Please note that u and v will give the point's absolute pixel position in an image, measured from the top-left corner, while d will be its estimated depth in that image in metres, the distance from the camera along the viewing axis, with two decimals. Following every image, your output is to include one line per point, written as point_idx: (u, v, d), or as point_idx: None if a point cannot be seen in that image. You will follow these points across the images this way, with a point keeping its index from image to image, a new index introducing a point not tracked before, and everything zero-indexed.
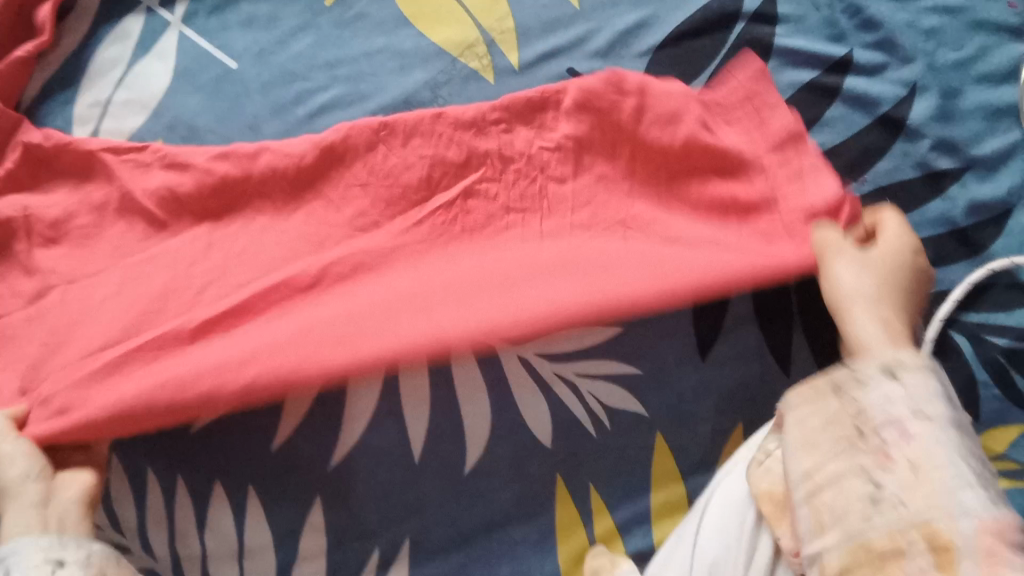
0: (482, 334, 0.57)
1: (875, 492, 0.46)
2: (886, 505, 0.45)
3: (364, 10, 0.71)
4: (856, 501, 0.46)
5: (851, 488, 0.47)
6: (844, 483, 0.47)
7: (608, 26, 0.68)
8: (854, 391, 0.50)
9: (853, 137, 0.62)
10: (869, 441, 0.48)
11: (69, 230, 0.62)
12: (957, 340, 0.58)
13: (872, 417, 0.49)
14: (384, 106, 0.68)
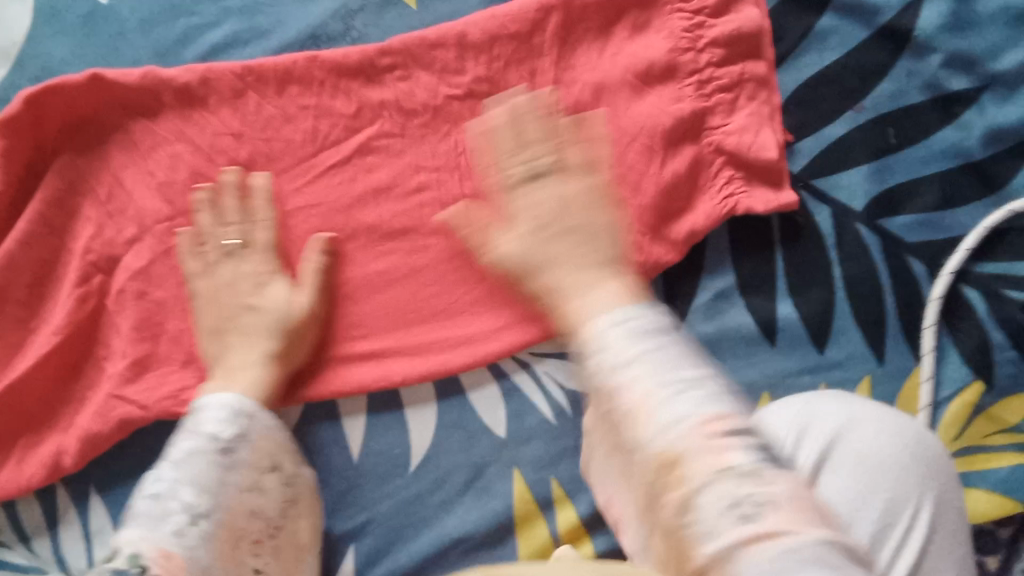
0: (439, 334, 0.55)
1: (752, 496, 0.31)
2: (760, 517, 0.31)
3: None
4: (726, 515, 0.31)
5: (700, 490, 0.32)
6: (688, 472, 0.32)
7: None
8: (641, 412, 0.34)
9: (847, 55, 0.51)
10: (730, 454, 0.32)
11: None
12: (971, 297, 0.49)
13: (685, 441, 0.33)
14: (285, 48, 0.57)
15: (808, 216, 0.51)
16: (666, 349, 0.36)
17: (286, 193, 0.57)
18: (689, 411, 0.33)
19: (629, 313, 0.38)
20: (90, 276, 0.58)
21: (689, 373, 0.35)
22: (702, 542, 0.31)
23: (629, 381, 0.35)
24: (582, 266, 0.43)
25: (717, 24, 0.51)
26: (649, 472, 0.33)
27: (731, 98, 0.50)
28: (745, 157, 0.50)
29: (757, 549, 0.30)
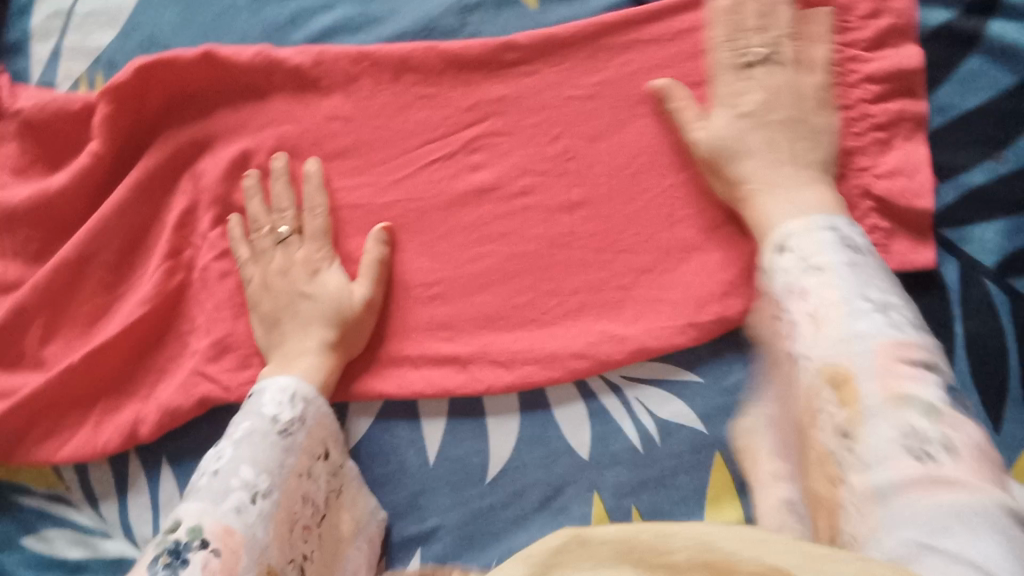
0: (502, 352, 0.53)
1: (924, 429, 0.33)
2: (938, 457, 0.31)
3: None
4: (895, 446, 0.33)
5: (872, 432, 0.34)
6: (860, 426, 0.35)
7: None
8: (817, 326, 0.39)
9: (989, 103, 0.48)
10: (861, 390, 0.35)
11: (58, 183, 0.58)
12: None
13: (865, 358, 0.36)
14: (398, 38, 0.56)
15: (937, 269, 0.48)
16: (860, 268, 0.41)
17: (386, 184, 0.56)
18: (877, 326, 0.37)
19: (798, 246, 0.43)
20: (181, 250, 0.58)
21: (884, 292, 0.39)
22: (866, 476, 0.33)
23: (812, 318, 0.39)
24: (772, 174, 0.48)
25: (873, 60, 0.49)
26: (830, 405, 0.37)
27: (884, 137, 0.49)
28: (896, 204, 0.48)
29: (929, 492, 0.30)
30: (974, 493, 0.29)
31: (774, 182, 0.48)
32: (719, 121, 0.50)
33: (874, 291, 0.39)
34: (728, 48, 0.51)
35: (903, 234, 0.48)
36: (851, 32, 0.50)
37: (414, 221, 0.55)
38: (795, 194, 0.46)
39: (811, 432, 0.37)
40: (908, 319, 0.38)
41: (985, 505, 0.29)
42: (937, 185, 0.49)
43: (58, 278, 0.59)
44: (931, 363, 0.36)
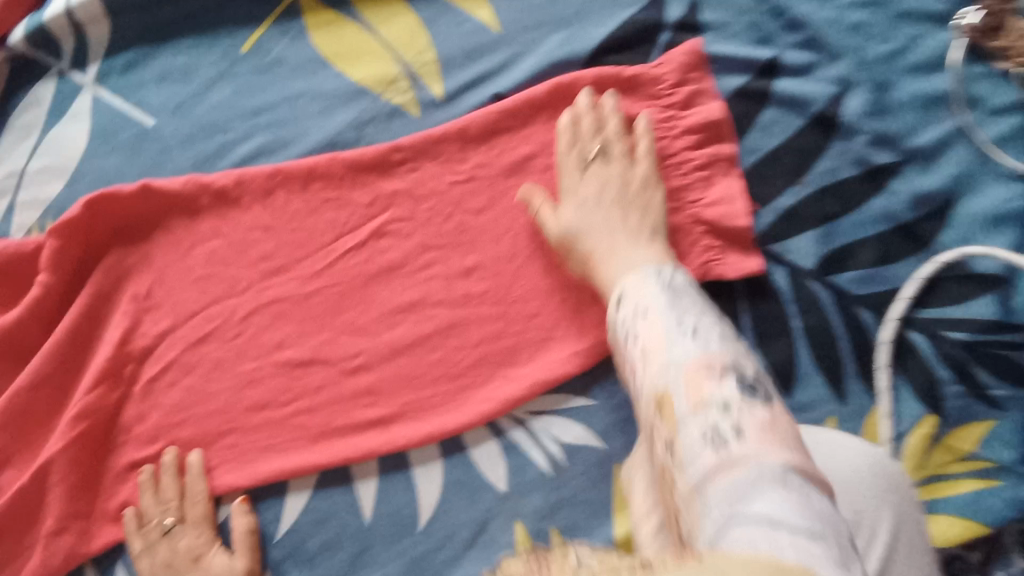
0: (427, 405, 0.60)
1: (720, 423, 0.37)
2: (728, 440, 0.36)
3: (281, 54, 0.66)
4: (699, 443, 0.37)
5: (684, 430, 0.38)
6: (677, 429, 0.39)
7: (532, 51, 0.63)
8: (647, 361, 0.43)
9: (789, 141, 0.59)
10: (678, 404, 0.39)
11: (12, 321, 0.63)
12: (915, 339, 0.55)
13: (672, 379, 0.41)
14: (307, 153, 0.64)
15: (768, 275, 0.57)
16: (682, 301, 0.47)
17: (308, 277, 0.63)
18: (687, 352, 0.42)
19: (630, 296, 0.49)
20: (123, 365, 0.63)
21: (702, 318, 0.45)
22: (685, 476, 0.36)
23: (642, 356, 0.44)
24: (624, 230, 0.56)
25: (686, 115, 0.59)
26: (654, 422, 0.41)
27: (706, 175, 0.59)
28: (723, 226, 0.57)
29: (729, 470, 0.35)
30: (756, 460, 0.34)
31: (611, 243, 0.56)
32: (575, 177, 0.59)
33: (692, 320, 0.44)
34: None
35: (743, 254, 0.57)
36: (665, 96, 0.60)
37: (339, 303, 0.62)
38: (626, 259, 0.54)
39: (653, 447, 0.42)
40: (717, 336, 0.43)
41: (769, 464, 0.34)
42: (759, 202, 0.59)
43: (15, 407, 0.62)
44: (731, 372, 0.40)
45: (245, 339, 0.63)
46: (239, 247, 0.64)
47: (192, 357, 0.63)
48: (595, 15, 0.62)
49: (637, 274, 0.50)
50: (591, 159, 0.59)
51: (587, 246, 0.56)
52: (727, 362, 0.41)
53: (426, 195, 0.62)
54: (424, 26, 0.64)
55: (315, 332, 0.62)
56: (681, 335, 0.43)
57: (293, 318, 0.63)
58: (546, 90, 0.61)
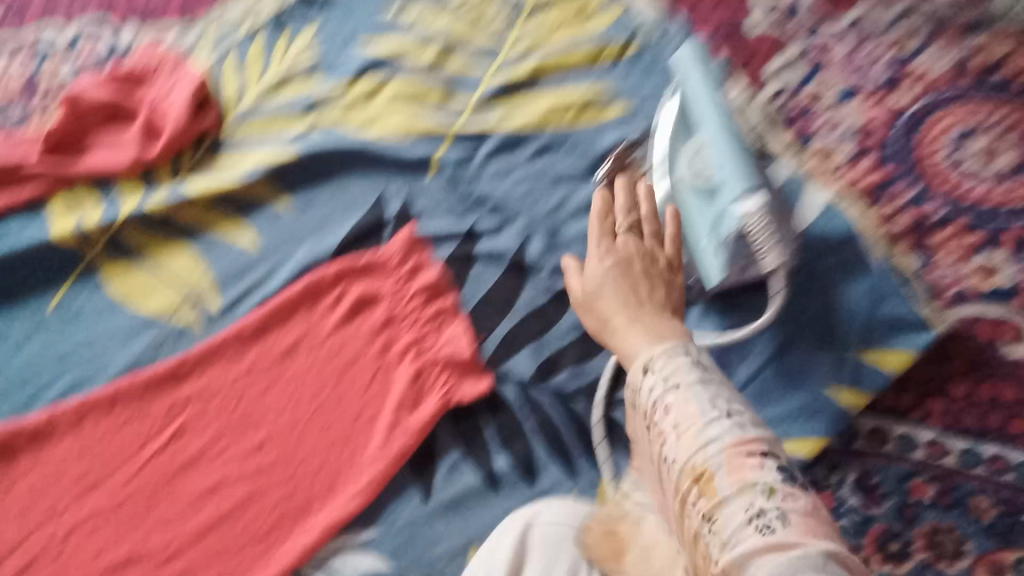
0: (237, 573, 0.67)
1: (765, 505, 0.43)
2: (775, 523, 0.42)
3: (83, 304, 0.79)
4: (746, 527, 0.43)
5: (727, 510, 0.44)
6: (719, 508, 0.45)
7: (286, 262, 0.78)
8: (682, 438, 0.49)
9: (495, 286, 0.75)
10: (720, 487, 0.45)
11: None
12: (620, 415, 0.69)
13: (712, 460, 0.46)
14: (111, 380, 0.75)
15: (500, 391, 0.71)
16: (716, 380, 0.52)
17: (121, 485, 0.71)
18: (722, 433, 0.47)
19: (659, 365, 0.53)
20: None
21: (731, 401, 0.50)
22: (727, 554, 0.42)
23: (677, 430, 0.50)
24: (640, 299, 0.60)
25: (413, 283, 0.75)
26: (692, 493, 0.47)
27: (436, 326, 0.74)
28: (455, 360, 0.71)
29: (772, 554, 0.41)
30: (804, 546, 0.40)
31: (618, 319, 0.60)
32: (604, 246, 0.65)
33: (723, 404, 0.50)
34: (335, 305, 0.75)
35: (475, 378, 0.71)
36: (394, 271, 0.75)
37: (151, 501, 0.70)
38: (651, 328, 0.57)
39: (685, 521, 0.48)
40: (749, 420, 0.49)
41: (813, 552, 0.40)
42: (482, 336, 0.73)
43: None
44: (767, 454, 0.46)
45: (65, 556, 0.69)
46: (56, 475, 0.72)
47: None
48: (332, 224, 0.78)
49: (665, 346, 0.55)
50: (620, 232, 0.65)
51: (608, 310, 0.61)
52: (762, 444, 0.47)
53: (217, 391, 0.74)
54: (199, 259, 0.79)
55: (130, 532, 0.69)
56: (716, 416, 0.49)
57: (109, 525, 0.70)
58: (300, 286, 0.75)
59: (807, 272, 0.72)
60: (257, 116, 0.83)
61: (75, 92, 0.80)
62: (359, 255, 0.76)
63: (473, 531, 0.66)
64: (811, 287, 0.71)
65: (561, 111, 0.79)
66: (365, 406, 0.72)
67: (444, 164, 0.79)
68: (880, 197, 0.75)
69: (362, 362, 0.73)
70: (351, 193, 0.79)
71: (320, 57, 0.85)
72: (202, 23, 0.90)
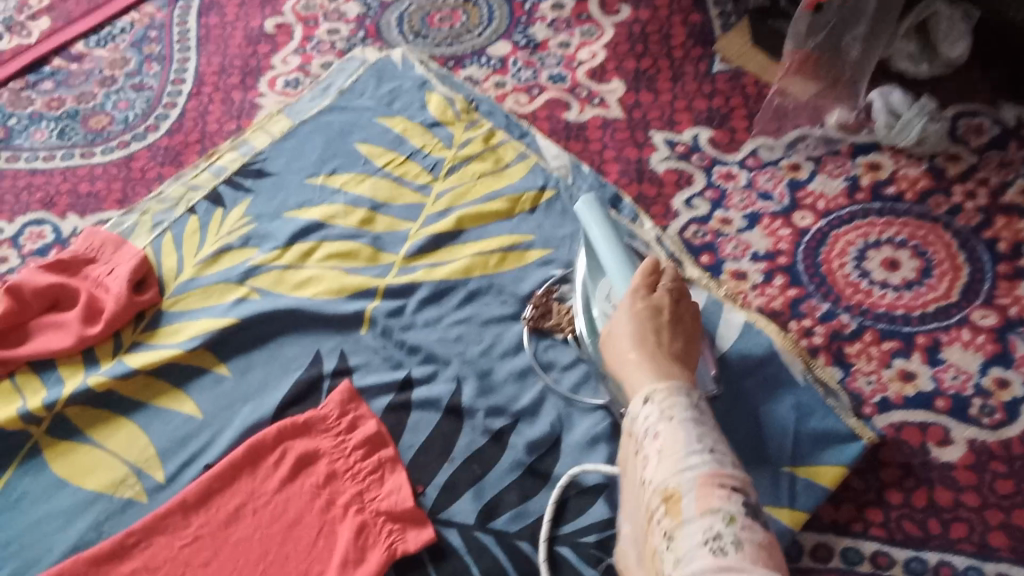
0: None
1: (723, 530, 0.47)
2: (728, 547, 0.46)
3: (26, 488, 0.79)
4: (701, 546, 0.47)
5: (689, 528, 0.49)
6: (683, 525, 0.49)
7: (228, 426, 0.80)
8: (662, 461, 0.53)
9: (433, 432, 0.76)
10: (685, 510, 0.50)
11: None
12: (564, 552, 0.68)
13: (686, 484, 0.51)
14: (53, 565, 0.74)
15: (444, 539, 0.71)
16: (705, 419, 0.56)
17: None
18: (699, 464, 0.52)
19: (659, 397, 0.57)
20: None
21: (715, 439, 0.54)
22: (682, 568, 0.47)
23: (662, 455, 0.54)
24: (657, 350, 0.63)
25: (352, 436, 0.76)
26: (660, 512, 0.51)
27: (377, 476, 0.74)
28: (396, 511, 0.71)
29: (720, 574, 0.45)
30: (750, 570, 0.44)
31: (625, 365, 0.63)
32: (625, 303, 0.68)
33: (708, 440, 0.54)
34: (276, 465, 0.76)
35: (418, 528, 0.71)
36: (333, 426, 0.77)
37: None
38: (663, 371, 0.60)
39: (652, 537, 0.52)
40: (726, 458, 0.53)
41: None
42: (423, 484, 0.74)
43: None
44: (736, 488, 0.50)
45: None
46: None
47: None
48: (272, 384, 0.81)
49: (670, 383, 0.59)
50: (659, 288, 0.68)
51: (629, 344, 0.64)
52: (734, 480, 0.51)
53: (160, 565, 0.72)
54: (142, 431, 0.81)
55: None
56: (697, 447, 0.53)
57: None
58: (241, 449, 0.76)
59: (731, 392, 0.72)
60: (194, 287, 0.88)
61: (18, 282, 0.85)
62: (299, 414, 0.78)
63: None
64: (737, 407, 0.71)
65: (485, 258, 0.85)
66: (309, 566, 0.70)
67: (375, 318, 0.82)
68: (797, 312, 0.78)
69: (305, 521, 0.73)
70: (289, 352, 0.83)
71: (255, 227, 0.92)
72: (141, 206, 0.97)
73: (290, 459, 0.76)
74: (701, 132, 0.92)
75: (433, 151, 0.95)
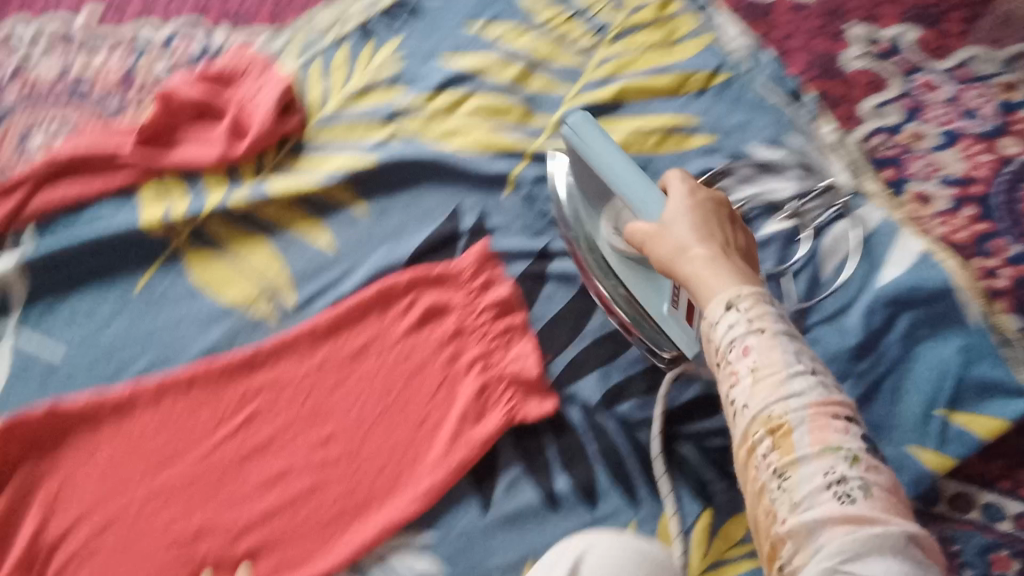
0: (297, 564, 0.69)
1: (848, 473, 0.43)
2: (857, 495, 0.43)
3: (167, 287, 0.82)
4: (825, 491, 0.43)
5: (804, 468, 0.44)
6: (796, 463, 0.45)
7: (361, 264, 0.80)
8: (756, 386, 0.48)
9: (565, 306, 0.76)
10: (799, 448, 0.45)
11: None
12: (684, 450, 0.69)
13: (796, 417, 0.46)
14: (188, 363, 0.78)
15: (564, 413, 0.71)
16: (801, 337, 0.51)
17: (192, 464, 0.74)
18: (807, 394, 0.46)
19: (744, 305, 0.51)
20: (32, 561, 0.70)
21: (814, 360, 0.49)
22: (800, 515, 0.43)
23: (753, 380, 0.48)
24: (725, 249, 0.58)
25: (486, 296, 0.76)
26: (763, 445, 0.46)
27: (505, 340, 0.75)
28: (521, 378, 0.72)
29: (849, 525, 0.41)
30: (884, 524, 0.41)
31: (683, 272, 0.57)
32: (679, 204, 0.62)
33: (807, 360, 0.49)
34: (405, 309, 0.77)
35: (541, 395, 0.72)
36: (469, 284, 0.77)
37: (223, 478, 0.73)
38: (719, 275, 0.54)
39: (750, 471, 0.47)
40: (827, 380, 0.48)
41: (893, 531, 0.41)
42: (551, 355, 0.74)
43: None
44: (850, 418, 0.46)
45: (133, 525, 0.71)
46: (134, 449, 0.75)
47: (94, 543, 0.71)
48: (409, 231, 0.81)
49: (753, 290, 0.52)
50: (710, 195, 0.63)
51: (691, 239, 0.58)
52: (846, 409, 0.47)
53: (289, 383, 0.76)
54: (278, 254, 0.82)
55: (197, 508, 0.72)
56: (801, 371, 0.48)
57: (178, 499, 0.72)
58: (374, 289, 0.77)
59: (884, 335, 0.69)
60: (339, 120, 0.87)
61: (169, 91, 0.86)
62: (437, 262, 0.78)
63: (529, 548, 0.67)
64: (888, 352, 0.69)
65: (643, 136, 0.80)
66: (429, 413, 0.73)
67: (521, 181, 0.81)
68: (983, 249, 0.69)
69: (428, 369, 0.74)
70: (428, 202, 0.82)
71: (405, 66, 0.89)
72: (293, 28, 0.95)
73: (421, 307, 0.76)
74: (907, 32, 0.82)
75: (600, 14, 0.89)
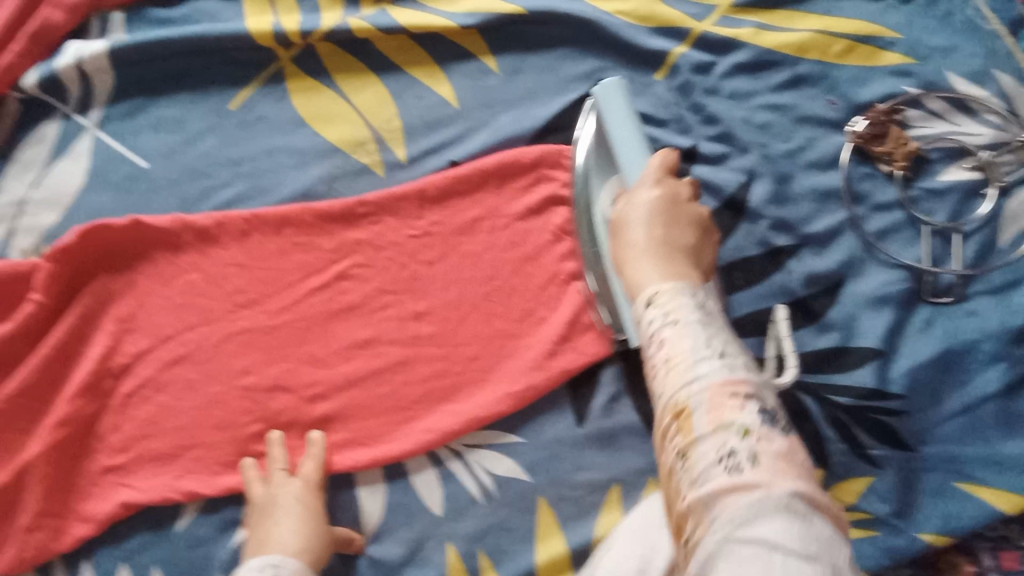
0: (377, 437, 0.67)
1: (735, 446, 0.37)
2: (742, 466, 0.36)
3: (266, 112, 0.75)
4: (715, 466, 0.37)
5: (700, 446, 0.38)
6: (696, 442, 0.38)
7: (483, 127, 0.72)
8: (668, 373, 0.42)
9: None
10: (697, 428, 0.38)
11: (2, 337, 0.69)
12: (808, 404, 0.63)
13: (696, 394, 0.39)
14: (282, 202, 0.72)
15: None
16: (715, 322, 0.44)
17: (276, 311, 0.70)
18: (710, 371, 0.40)
19: (663, 299, 0.46)
20: (102, 380, 0.70)
21: (730, 345, 0.42)
22: (694, 491, 0.37)
23: (665, 364, 0.42)
24: (672, 246, 0.52)
25: None
26: (668, 430, 0.40)
27: None
28: None
29: (739, 494, 0.35)
30: (768, 491, 0.35)
31: (649, 250, 0.52)
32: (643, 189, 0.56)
33: (718, 342, 0.42)
34: (526, 190, 0.70)
35: None
36: None
37: (309, 332, 0.70)
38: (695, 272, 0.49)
39: (661, 457, 0.41)
40: (743, 363, 0.41)
41: (777, 495, 0.34)
42: None
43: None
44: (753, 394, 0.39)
45: (213, 363, 0.70)
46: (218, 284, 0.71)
47: (170, 373, 0.70)
48: (541, 98, 0.72)
49: (677, 284, 0.47)
50: (672, 184, 0.57)
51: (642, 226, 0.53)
52: (751, 386, 0.40)
53: (389, 246, 0.70)
54: (391, 97, 0.73)
55: (280, 359, 0.69)
56: (705, 352, 0.41)
57: (261, 346, 0.70)
58: (495, 160, 0.70)
59: None
60: None
61: None
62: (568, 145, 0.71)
63: (617, 470, 0.65)
64: None
65: (827, 40, 0.69)
66: (534, 306, 0.68)
67: (678, 67, 0.70)
68: None
69: (541, 259, 0.69)
70: (568, 69, 0.72)
71: None
72: None
73: (543, 191, 0.70)
74: None
75: None
